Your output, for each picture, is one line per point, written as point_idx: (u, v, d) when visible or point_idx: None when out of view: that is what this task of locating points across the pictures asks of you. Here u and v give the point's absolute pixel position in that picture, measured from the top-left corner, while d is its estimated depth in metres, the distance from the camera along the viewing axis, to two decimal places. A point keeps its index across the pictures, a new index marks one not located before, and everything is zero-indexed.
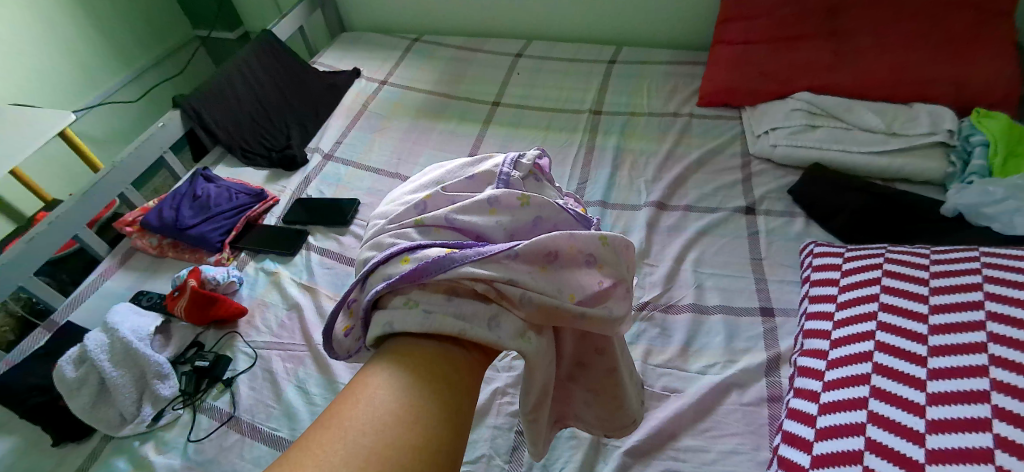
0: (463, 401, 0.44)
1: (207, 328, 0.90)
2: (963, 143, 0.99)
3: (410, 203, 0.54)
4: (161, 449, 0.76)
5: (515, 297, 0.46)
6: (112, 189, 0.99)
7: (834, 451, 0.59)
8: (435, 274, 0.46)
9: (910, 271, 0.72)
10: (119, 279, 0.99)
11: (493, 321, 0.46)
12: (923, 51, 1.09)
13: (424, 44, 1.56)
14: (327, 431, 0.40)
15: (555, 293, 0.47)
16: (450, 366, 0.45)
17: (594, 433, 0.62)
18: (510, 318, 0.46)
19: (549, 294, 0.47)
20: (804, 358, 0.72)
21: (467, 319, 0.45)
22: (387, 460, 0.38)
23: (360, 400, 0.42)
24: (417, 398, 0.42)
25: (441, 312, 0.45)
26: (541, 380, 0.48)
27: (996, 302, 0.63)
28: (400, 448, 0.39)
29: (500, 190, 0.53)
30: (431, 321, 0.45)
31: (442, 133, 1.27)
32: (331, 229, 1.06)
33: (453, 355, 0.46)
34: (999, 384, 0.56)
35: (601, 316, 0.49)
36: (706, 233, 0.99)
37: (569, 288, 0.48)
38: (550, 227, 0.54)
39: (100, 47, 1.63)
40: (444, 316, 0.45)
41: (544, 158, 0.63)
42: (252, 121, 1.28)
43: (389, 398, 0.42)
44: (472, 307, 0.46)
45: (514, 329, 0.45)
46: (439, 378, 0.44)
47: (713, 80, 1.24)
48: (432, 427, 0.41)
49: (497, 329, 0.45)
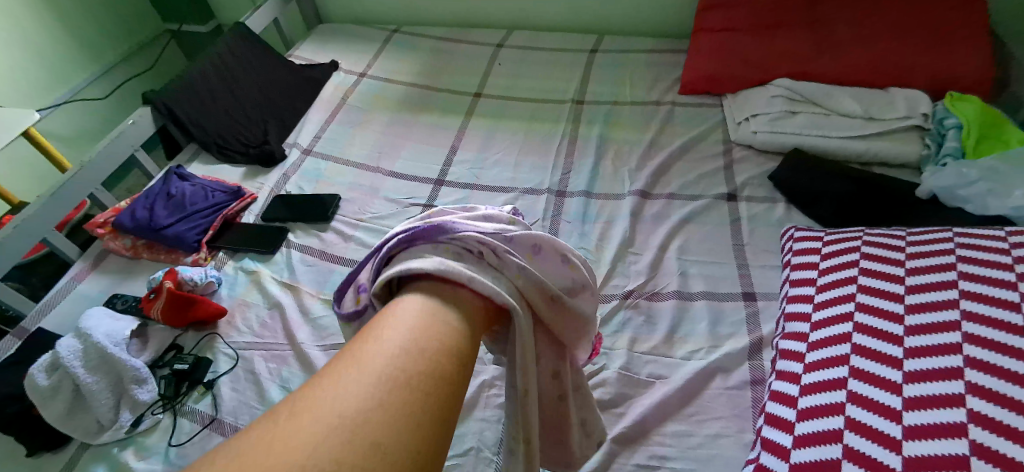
0: (459, 362, 0.39)
1: (186, 330, 0.88)
2: (937, 126, 1.01)
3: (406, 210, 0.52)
4: (142, 455, 0.74)
5: (511, 264, 0.45)
6: (81, 189, 0.96)
7: (816, 431, 0.60)
8: (435, 237, 0.45)
9: (887, 252, 0.73)
10: (92, 283, 0.96)
11: (494, 278, 0.44)
12: (900, 40, 1.10)
13: (404, 35, 1.54)
14: (306, 387, 0.35)
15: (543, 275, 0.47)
16: (445, 322, 0.40)
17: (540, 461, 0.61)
18: (508, 280, 0.45)
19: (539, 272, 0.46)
20: (786, 341, 0.72)
21: (471, 270, 0.43)
22: (366, 422, 0.33)
23: (360, 341, 0.38)
24: (409, 354, 0.37)
25: (443, 269, 0.43)
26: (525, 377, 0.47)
27: (970, 281, 0.65)
28: (383, 409, 0.34)
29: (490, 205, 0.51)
30: (437, 268, 0.42)
31: (424, 126, 1.26)
32: (312, 226, 1.05)
33: (448, 312, 0.41)
34: (973, 361, 0.57)
35: (573, 306, 0.50)
36: (690, 220, 0.99)
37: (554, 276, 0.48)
38: None
39: (65, 43, 1.57)
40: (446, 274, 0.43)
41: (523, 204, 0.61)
42: (227, 116, 1.24)
43: (413, 319, 0.40)
44: (474, 264, 0.44)
45: (511, 293, 0.44)
46: (431, 332, 0.39)
47: (694, 68, 1.24)
48: (422, 390, 0.36)
49: (497, 285, 0.43)
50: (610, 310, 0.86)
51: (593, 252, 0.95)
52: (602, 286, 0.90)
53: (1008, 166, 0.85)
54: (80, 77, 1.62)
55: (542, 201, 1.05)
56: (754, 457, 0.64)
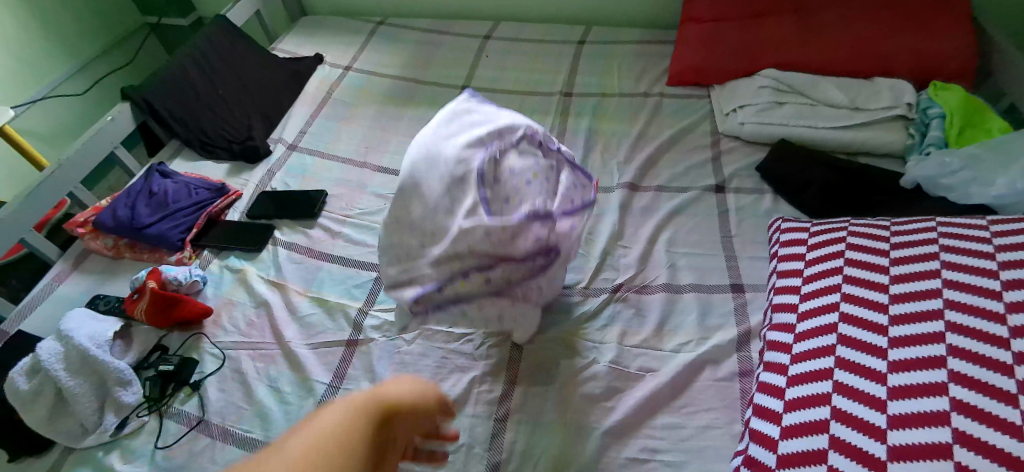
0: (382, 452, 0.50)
1: (170, 331, 0.87)
2: (922, 115, 1.01)
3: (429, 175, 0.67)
4: (127, 458, 0.73)
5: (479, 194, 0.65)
6: (60, 188, 0.94)
7: (802, 421, 0.60)
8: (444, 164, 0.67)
9: (873, 242, 0.74)
10: (74, 284, 0.94)
11: (451, 201, 0.66)
12: (884, 27, 1.10)
13: (389, 27, 1.52)
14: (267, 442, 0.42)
15: (506, 198, 0.67)
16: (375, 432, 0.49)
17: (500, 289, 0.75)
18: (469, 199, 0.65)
19: (505, 198, 0.67)
20: (773, 332, 0.73)
21: (449, 205, 0.66)
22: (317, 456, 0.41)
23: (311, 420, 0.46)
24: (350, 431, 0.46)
25: (449, 200, 0.66)
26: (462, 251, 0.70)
27: (953, 270, 0.65)
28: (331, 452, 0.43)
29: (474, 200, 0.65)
30: (438, 207, 0.66)
31: (411, 120, 1.25)
32: (298, 222, 1.03)
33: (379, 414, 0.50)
34: (956, 349, 0.58)
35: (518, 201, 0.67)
36: (679, 212, 0.99)
37: (512, 195, 0.67)
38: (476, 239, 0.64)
39: (41, 38, 1.53)
40: (457, 202, 0.66)
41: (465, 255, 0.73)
42: (209, 111, 1.21)
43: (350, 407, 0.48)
44: (459, 199, 0.66)
45: (468, 210, 0.64)
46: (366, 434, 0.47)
47: (681, 58, 1.24)
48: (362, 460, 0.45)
49: (449, 209, 0.66)
50: (599, 303, 0.86)
51: (582, 245, 0.95)
52: (592, 279, 0.90)
53: (992, 155, 0.86)
54: (57, 72, 1.59)
55: None
56: (742, 448, 0.65)
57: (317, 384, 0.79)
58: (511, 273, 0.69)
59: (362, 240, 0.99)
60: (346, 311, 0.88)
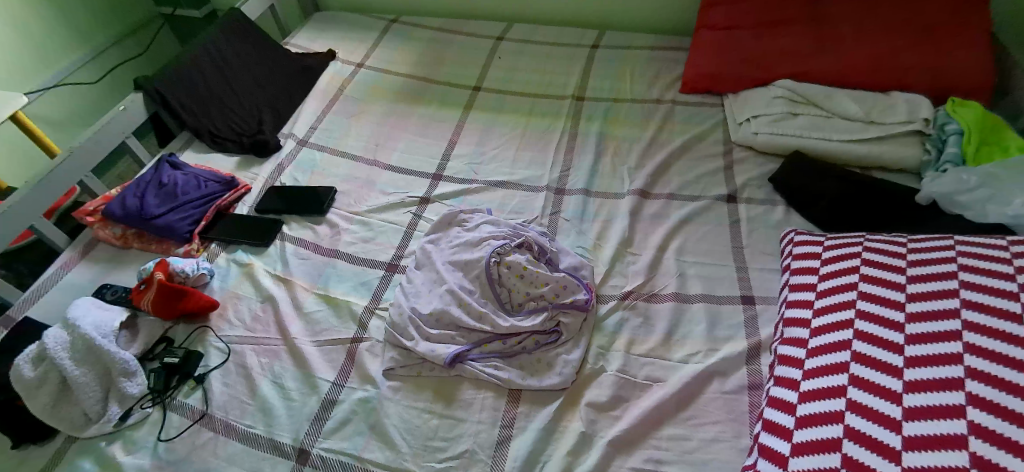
0: None
1: (176, 322, 0.87)
2: (938, 132, 0.99)
3: (479, 263, 0.85)
4: (130, 450, 0.73)
5: (524, 296, 0.83)
6: (71, 176, 0.93)
7: (813, 439, 0.59)
8: (490, 301, 0.84)
9: (888, 259, 0.72)
10: (80, 272, 0.94)
11: (501, 302, 0.84)
12: (902, 40, 1.09)
13: (402, 25, 1.52)
14: None
15: (540, 296, 0.83)
16: None
17: (506, 308, 0.83)
18: (516, 279, 0.84)
19: (541, 292, 0.83)
20: (784, 346, 0.72)
21: (495, 297, 0.84)
22: None
23: None
24: None
25: (490, 281, 0.84)
26: (495, 292, 0.84)
27: (971, 290, 0.64)
28: None
29: (514, 257, 0.84)
30: (479, 299, 0.83)
31: (422, 118, 1.24)
32: (307, 218, 1.03)
33: None
34: (974, 372, 0.57)
35: (547, 284, 0.83)
36: (689, 220, 0.98)
37: (554, 294, 0.83)
38: (503, 287, 0.84)
39: (55, 27, 1.55)
40: (500, 267, 0.84)
41: (501, 300, 0.84)
42: (221, 104, 1.21)
43: None
44: (496, 306, 0.83)
45: (513, 278, 0.84)
46: None
47: (695, 66, 1.23)
48: None
49: (502, 277, 0.84)
50: (606, 310, 0.85)
51: (591, 251, 0.94)
52: (600, 286, 0.89)
53: (1009, 175, 0.85)
54: (69, 60, 1.60)
55: (540, 198, 1.04)
56: (750, 463, 0.64)
57: (321, 381, 0.79)
58: (529, 320, 0.80)
59: (370, 238, 0.99)
60: (352, 308, 0.87)
